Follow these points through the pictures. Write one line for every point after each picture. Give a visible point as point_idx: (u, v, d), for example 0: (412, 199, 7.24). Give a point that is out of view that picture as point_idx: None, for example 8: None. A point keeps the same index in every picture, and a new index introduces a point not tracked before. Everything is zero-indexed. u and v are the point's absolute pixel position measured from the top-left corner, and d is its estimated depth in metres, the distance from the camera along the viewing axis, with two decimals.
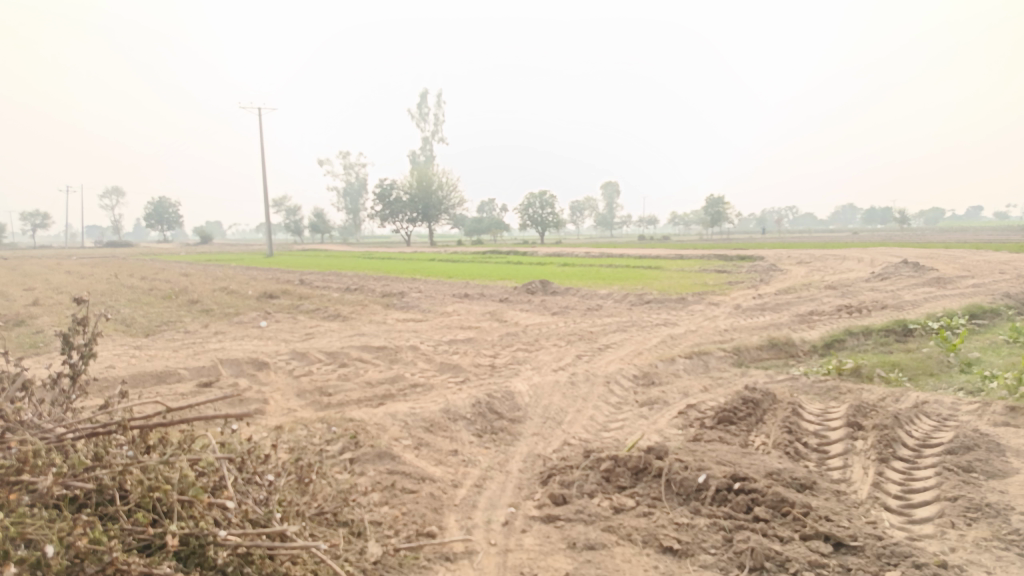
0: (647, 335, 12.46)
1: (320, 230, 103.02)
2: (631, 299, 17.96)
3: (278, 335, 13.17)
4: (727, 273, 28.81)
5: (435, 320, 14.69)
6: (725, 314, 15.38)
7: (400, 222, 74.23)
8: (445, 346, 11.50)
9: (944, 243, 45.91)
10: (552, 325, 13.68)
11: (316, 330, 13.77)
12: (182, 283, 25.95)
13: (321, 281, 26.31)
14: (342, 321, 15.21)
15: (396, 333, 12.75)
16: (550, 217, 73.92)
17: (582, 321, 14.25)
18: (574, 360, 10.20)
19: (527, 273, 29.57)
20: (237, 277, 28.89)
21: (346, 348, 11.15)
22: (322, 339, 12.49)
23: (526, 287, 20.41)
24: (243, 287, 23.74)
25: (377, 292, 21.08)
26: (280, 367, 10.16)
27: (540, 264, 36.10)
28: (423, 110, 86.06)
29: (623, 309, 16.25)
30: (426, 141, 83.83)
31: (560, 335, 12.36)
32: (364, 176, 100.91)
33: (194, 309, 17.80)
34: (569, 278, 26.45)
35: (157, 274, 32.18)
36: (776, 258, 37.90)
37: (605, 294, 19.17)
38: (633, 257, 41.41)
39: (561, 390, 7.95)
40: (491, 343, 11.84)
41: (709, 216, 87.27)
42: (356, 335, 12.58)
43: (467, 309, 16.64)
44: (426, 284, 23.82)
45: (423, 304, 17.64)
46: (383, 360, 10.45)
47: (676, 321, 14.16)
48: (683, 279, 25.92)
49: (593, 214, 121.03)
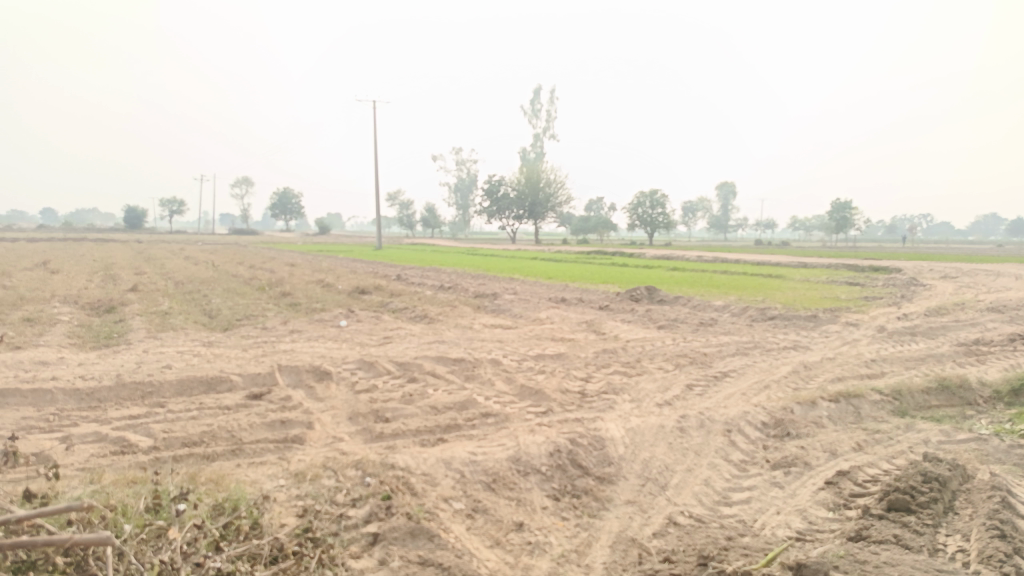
0: (773, 362, 10.44)
1: (429, 225, 104.45)
2: (751, 314, 15.76)
3: (353, 337, 12.06)
4: (862, 287, 25.65)
5: (526, 329, 13.17)
6: (867, 338, 12.98)
7: (507, 219, 73.48)
8: (532, 363, 9.97)
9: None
10: (659, 342, 11.86)
11: (396, 332, 12.60)
12: (281, 273, 25.78)
13: (419, 277, 25.48)
14: (426, 324, 14.00)
15: (479, 342, 11.34)
16: (661, 217, 70.92)
17: (694, 339, 12.32)
18: (684, 392, 8.41)
19: (633, 277, 27.53)
20: (336, 269, 28.56)
21: (420, 358, 9.84)
22: (398, 345, 11.26)
23: (630, 294, 18.57)
24: (339, 280, 23.17)
25: (470, 291, 19.85)
26: (343, 376, 8.97)
27: (649, 268, 33.93)
28: (536, 106, 85.10)
29: (742, 325, 14.15)
30: (536, 137, 82.67)
31: (667, 357, 10.55)
32: (474, 172, 101.28)
33: (281, 302, 17.15)
34: (679, 284, 24.28)
35: (263, 262, 32.64)
36: (916, 271, 33.83)
37: (721, 305, 17.01)
38: (749, 263, 38.24)
39: (668, 438, 6.22)
40: (586, 361, 10.21)
41: (834, 221, 81.29)
42: (435, 343, 11.28)
43: (564, 316, 15.05)
44: (524, 286, 22.39)
45: (517, 309, 16.18)
46: (458, 377, 9.06)
47: (808, 345, 11.99)
48: (809, 291, 23.16)
49: (706, 215, 116.30)
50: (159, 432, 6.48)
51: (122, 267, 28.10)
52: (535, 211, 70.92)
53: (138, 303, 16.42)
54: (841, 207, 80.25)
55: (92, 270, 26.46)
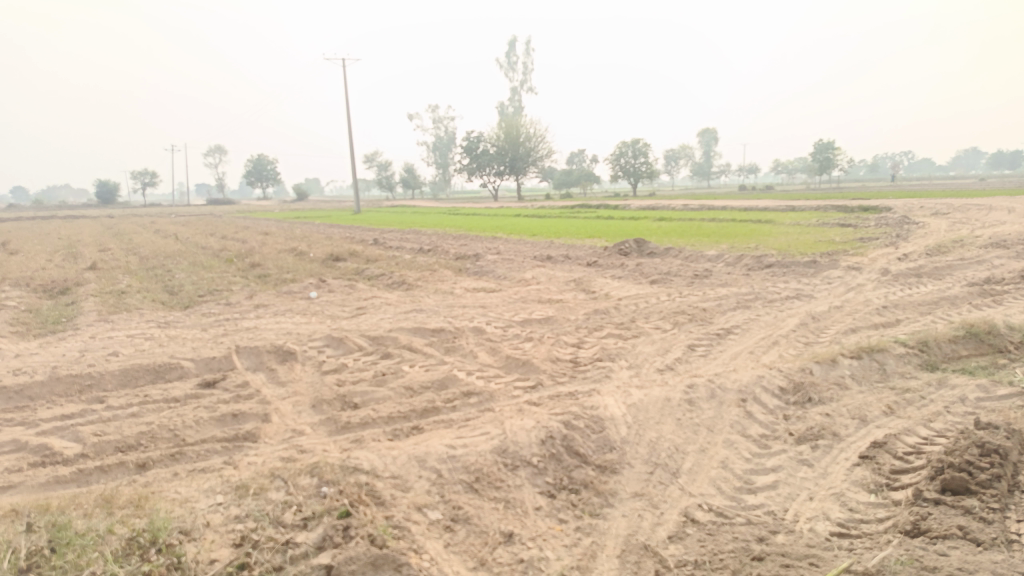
0: (778, 315, 9.67)
1: (409, 186, 102.60)
2: (747, 262, 14.96)
3: (324, 310, 11.13)
4: (855, 228, 24.94)
5: (510, 291, 12.30)
6: (871, 283, 12.23)
7: (487, 175, 71.98)
8: (517, 330, 9.13)
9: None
10: (653, 299, 11.03)
11: (370, 301, 11.71)
12: (253, 243, 24.63)
13: (397, 241, 24.46)
14: (404, 290, 13.08)
15: (460, 308, 10.48)
16: (643, 167, 69.75)
17: (690, 293, 11.51)
18: (687, 355, 7.61)
19: (620, 230, 26.67)
20: (312, 236, 27.42)
21: (394, 330, 8.96)
22: (371, 316, 10.37)
23: (618, 248, 17.71)
24: (313, 247, 22.09)
25: (451, 253, 18.89)
26: (310, 356, 8.09)
27: (635, 219, 33.04)
28: (512, 59, 82.92)
29: (739, 276, 13.34)
30: (514, 91, 80.78)
31: (665, 315, 9.74)
32: (452, 129, 99.21)
33: (250, 275, 16.11)
34: (668, 235, 23.46)
35: (237, 233, 31.42)
36: (905, 209, 33.15)
37: (714, 255, 16.19)
38: (736, 210, 37.42)
39: (678, 413, 5.41)
40: (577, 324, 9.39)
41: (817, 162, 80.46)
42: (412, 312, 10.40)
43: (550, 276, 14.17)
44: (507, 245, 21.44)
45: (500, 270, 15.28)
46: (437, 350, 8.21)
47: (811, 295, 11.21)
48: (802, 235, 22.39)
49: (689, 163, 115.17)
50: (89, 436, 5.58)
51: (86, 244, 26.77)
52: (516, 166, 69.57)
53: (94, 283, 15.34)
54: (823, 148, 79.30)
55: (54, 249, 25.15)
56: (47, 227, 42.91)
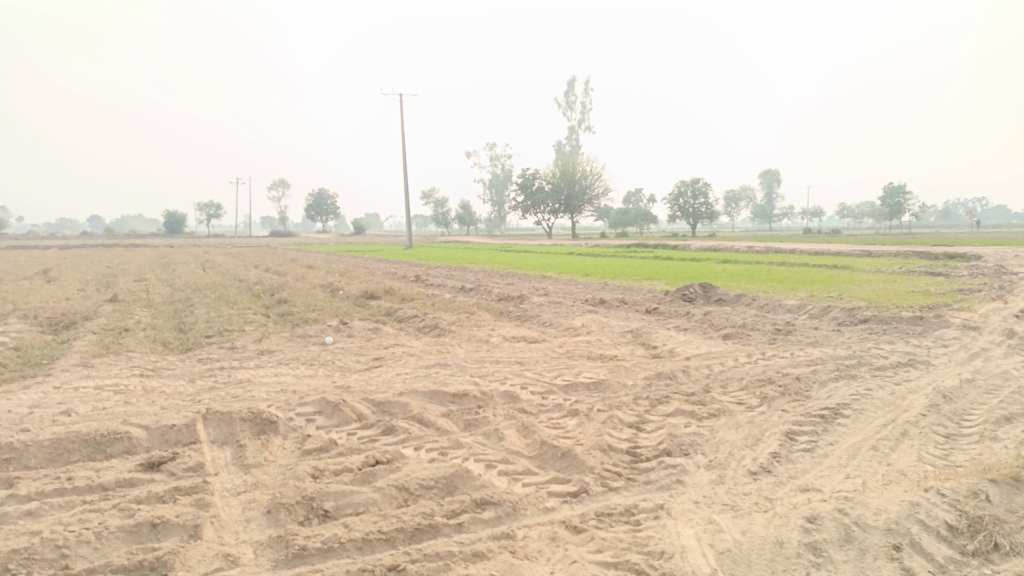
0: (895, 391, 7.57)
1: (464, 222, 102.21)
2: (835, 316, 12.79)
3: (335, 360, 9.50)
4: (946, 277, 22.34)
5: (555, 343, 10.47)
6: (999, 348, 9.96)
7: (543, 213, 70.65)
8: (561, 398, 7.29)
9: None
10: (728, 360, 9.04)
11: (391, 349, 10.04)
12: (290, 277, 23.44)
13: (440, 278, 22.93)
14: (434, 338, 11.38)
15: (493, 364, 8.68)
16: (703, 208, 67.39)
17: (774, 353, 9.49)
18: (786, 451, 5.63)
19: (680, 272, 24.62)
20: (354, 271, 26.17)
21: (408, 392, 7.24)
22: (386, 371, 8.66)
23: (682, 293, 15.73)
24: (349, 283, 20.73)
25: (494, 294, 17.18)
26: (294, 426, 6.41)
27: (696, 261, 30.88)
28: (570, 99, 82.27)
29: (830, 333, 11.19)
30: (571, 129, 79.95)
31: (747, 385, 7.76)
32: (509, 167, 98.75)
33: (272, 312, 14.69)
34: (734, 279, 21.33)
35: (280, 265, 30.55)
36: (998, 257, 30.11)
37: (794, 305, 14.06)
38: (806, 253, 34.89)
39: (795, 571, 3.47)
40: (636, 393, 7.50)
41: (887, 207, 76.67)
42: (435, 367, 8.66)
43: (603, 324, 12.30)
44: (557, 286, 19.66)
45: (546, 315, 13.47)
46: (455, 425, 6.43)
47: (928, 363, 9.04)
48: (888, 285, 19.94)
49: (749, 205, 112.06)
50: None
51: (127, 273, 26.12)
52: (572, 205, 67.92)
53: (105, 317, 14.11)
54: (893, 192, 75.29)
55: (94, 277, 24.50)
56: (99, 254, 42.98)
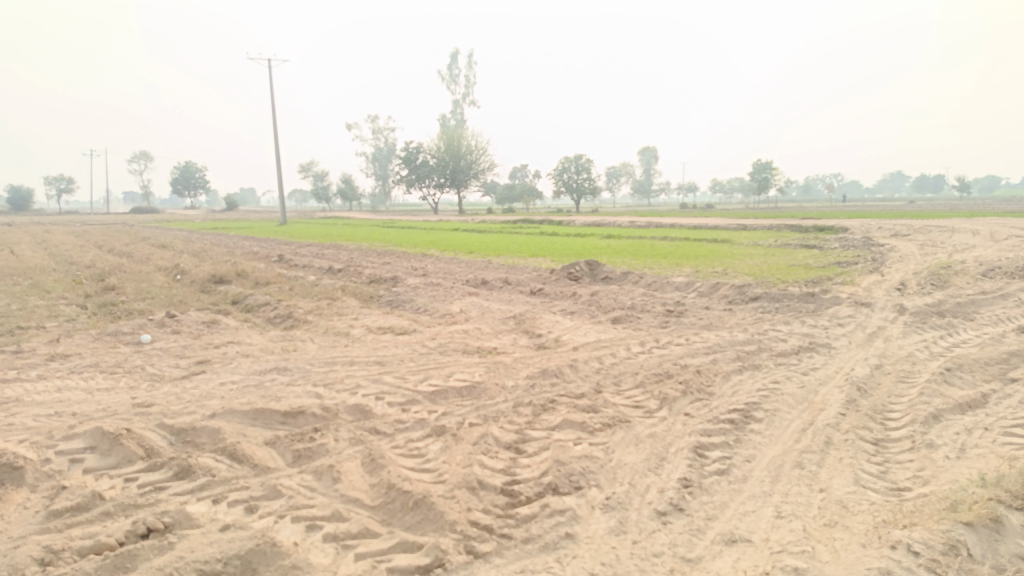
0: (804, 383, 6.71)
1: (346, 198, 98.16)
2: (725, 294, 12.09)
3: (147, 367, 7.60)
4: (822, 250, 22.69)
5: (425, 334, 9.03)
6: (894, 327, 9.47)
7: (427, 188, 68.55)
8: (424, 408, 5.90)
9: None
10: (620, 349, 7.93)
11: (223, 347, 8.23)
12: (132, 259, 20.57)
13: (308, 257, 20.83)
14: (283, 331, 9.64)
15: (345, 364, 7.12)
16: (587, 184, 67.59)
17: (669, 338, 8.50)
18: (698, 476, 4.51)
19: (566, 248, 23.74)
20: (213, 251, 23.50)
21: (223, 411, 5.61)
22: (207, 381, 6.92)
23: (568, 271, 14.67)
24: (201, 265, 18.30)
25: (365, 274, 15.47)
26: (50, 472, 4.68)
27: (581, 236, 30.20)
28: (453, 73, 80.11)
29: (723, 314, 10.39)
30: (456, 103, 77.97)
31: (643, 381, 6.68)
32: (393, 140, 95.43)
33: (92, 302, 12.32)
34: (620, 255, 20.63)
35: (128, 245, 27.18)
36: (863, 229, 31.38)
37: (683, 282, 13.31)
38: (686, 227, 35.22)
39: None
40: (515, 397, 6.22)
41: (756, 183, 80.05)
42: (270, 372, 7.01)
43: (483, 309, 10.95)
44: (437, 265, 18.14)
45: (420, 300, 11.97)
46: (280, 460, 4.91)
47: (830, 347, 8.31)
48: (769, 258, 19.86)
49: (630, 181, 114.56)
50: None
51: None
52: (457, 179, 66.22)
53: None
54: (761, 168, 78.50)
55: None
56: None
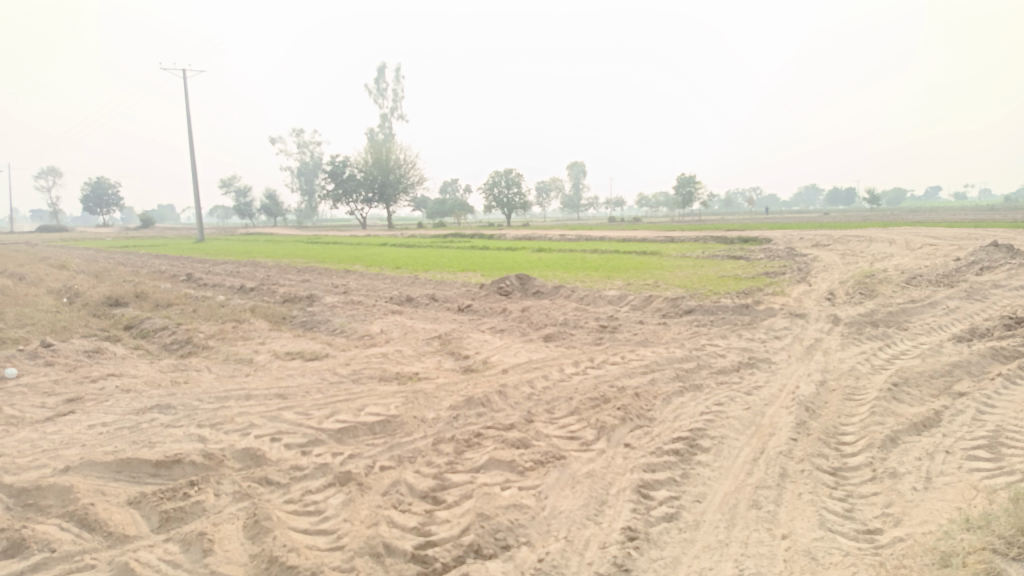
0: (749, 404, 6.22)
1: (270, 213, 95.15)
2: (660, 307, 11.66)
3: (4, 407, 6.48)
4: (750, 261, 22.83)
5: (339, 359, 8.16)
6: (831, 339, 9.18)
7: (355, 203, 66.97)
8: (329, 451, 5.09)
9: (942, 224, 40.98)
10: (552, 370, 7.29)
11: (101, 381, 7.15)
12: (22, 280, 18.72)
13: (222, 276, 19.47)
14: (178, 360, 8.58)
15: (240, 399, 6.22)
16: (517, 198, 67.39)
17: (604, 356, 7.93)
18: (643, 524, 3.88)
19: (497, 262, 23.12)
20: (116, 270, 21.78)
21: (79, 464, 4.65)
22: (72, 423, 5.88)
23: (497, 286, 14.01)
24: (99, 286, 16.75)
25: (281, 293, 14.39)
26: None
27: (512, 250, 29.66)
28: (381, 88, 78.93)
29: (658, 328, 9.91)
30: (384, 117, 76.77)
31: (578, 408, 6.05)
32: (319, 155, 93.21)
33: None
34: (551, 269, 20.12)
35: (22, 265, 25.00)
36: (786, 240, 32.00)
37: (616, 296, 12.84)
38: (616, 240, 35.17)
39: None
40: (435, 432, 5.48)
41: (681, 196, 81.76)
42: (151, 410, 6.04)
43: (406, 328, 10.14)
44: (359, 282, 17.16)
45: (337, 320, 11.06)
46: (143, 525, 4.02)
47: (770, 362, 7.90)
48: (699, 270, 19.74)
49: (560, 195, 115.46)
50: None
51: None
52: (386, 194, 64.94)
53: None
54: (685, 182, 80.17)
55: None
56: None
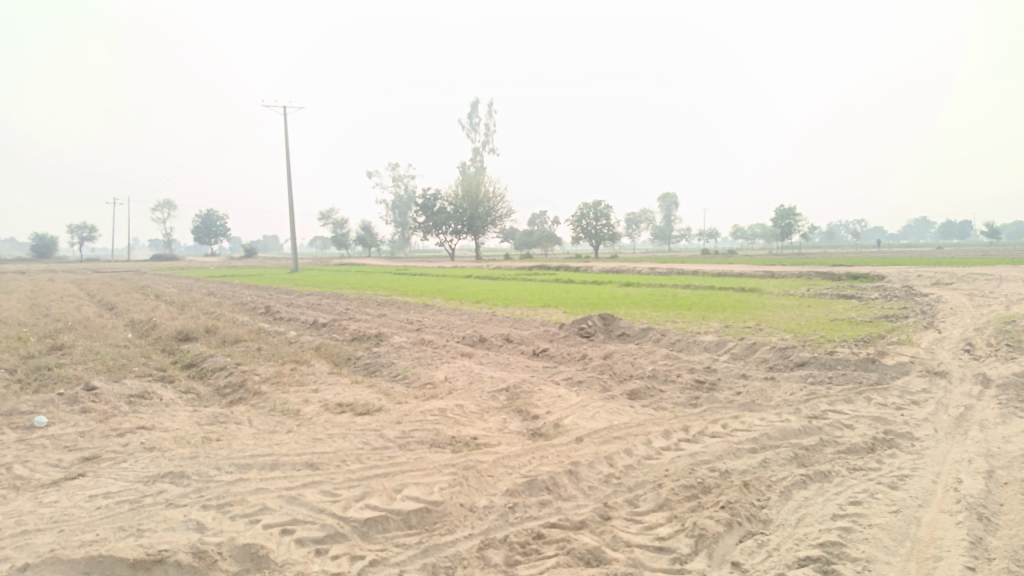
0: (897, 504, 4.76)
1: (364, 244, 97.63)
2: (765, 358, 10.15)
3: (17, 463, 5.78)
4: (863, 301, 20.65)
5: (391, 416, 7.16)
6: (986, 407, 7.46)
7: (444, 234, 67.50)
8: (347, 553, 4.02)
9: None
10: (638, 441, 6.00)
11: (127, 436, 6.40)
12: (111, 311, 18.98)
13: (301, 310, 19.15)
14: (223, 410, 7.81)
15: (263, 469, 5.27)
16: (605, 230, 66.00)
17: (701, 423, 6.58)
18: None
19: (582, 298, 21.92)
20: (203, 301, 21.95)
21: (43, 561, 3.77)
22: (73, 492, 5.07)
23: (579, 327, 12.80)
24: (179, 318, 16.64)
25: (352, 330, 13.69)
26: None
27: (599, 284, 28.37)
28: (474, 121, 79.90)
29: (765, 387, 8.43)
30: (475, 151, 77.55)
31: (669, 501, 4.78)
32: (412, 188, 95.16)
33: (27, 364, 10.61)
34: (639, 306, 18.76)
35: (122, 294, 25.86)
36: (900, 278, 29.22)
37: (713, 342, 11.37)
38: (710, 275, 33.17)
39: None
40: (484, 530, 4.33)
41: (779, 229, 78.10)
42: (163, 479, 5.17)
43: (474, 375, 9.08)
44: (436, 318, 16.34)
45: (403, 363, 10.13)
46: None
47: (914, 440, 6.34)
48: (805, 311, 17.87)
49: (650, 227, 113.14)
50: None
51: None
52: (474, 227, 65.02)
53: None
54: (784, 215, 76.59)
55: None
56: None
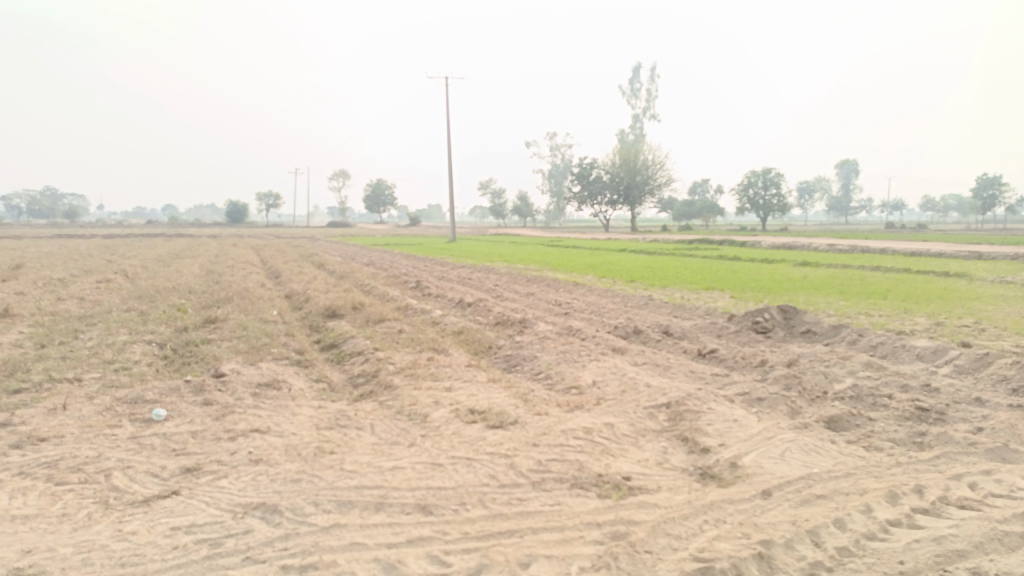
0: None
1: (521, 212, 98.01)
2: (1005, 377, 7.92)
3: (121, 468, 5.25)
4: None
5: (528, 434, 6.00)
6: None
7: (600, 204, 65.77)
8: None
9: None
10: (853, 508, 4.41)
11: (237, 443, 5.75)
12: (274, 282, 19.49)
13: (451, 285, 18.62)
14: (346, 409, 7.05)
15: (366, 512, 4.30)
16: (775, 200, 61.10)
17: (939, 482, 4.84)
18: None
19: (751, 279, 19.69)
20: (360, 273, 22.10)
21: None
22: (159, 518, 4.38)
23: (754, 321, 10.98)
24: (333, 291, 16.62)
25: (498, 312, 12.75)
26: None
27: (771, 263, 25.71)
28: (635, 87, 76.84)
29: (1017, 421, 6.39)
30: (635, 118, 74.68)
31: None
32: (570, 157, 93.88)
33: (179, 337, 10.63)
34: (821, 292, 16.37)
35: (288, 262, 26.95)
36: None
37: (928, 349, 9.19)
38: (902, 254, 29.14)
39: None
40: None
41: (981, 201, 68.60)
42: (254, 512, 4.37)
43: (629, 381, 7.72)
44: (587, 300, 15.06)
45: (548, 358, 8.98)
46: None
47: None
48: None
49: (825, 198, 104.25)
50: None
51: (107, 268, 22.79)
52: (631, 196, 62.60)
53: None
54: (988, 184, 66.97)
55: (59, 272, 21.02)
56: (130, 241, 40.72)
